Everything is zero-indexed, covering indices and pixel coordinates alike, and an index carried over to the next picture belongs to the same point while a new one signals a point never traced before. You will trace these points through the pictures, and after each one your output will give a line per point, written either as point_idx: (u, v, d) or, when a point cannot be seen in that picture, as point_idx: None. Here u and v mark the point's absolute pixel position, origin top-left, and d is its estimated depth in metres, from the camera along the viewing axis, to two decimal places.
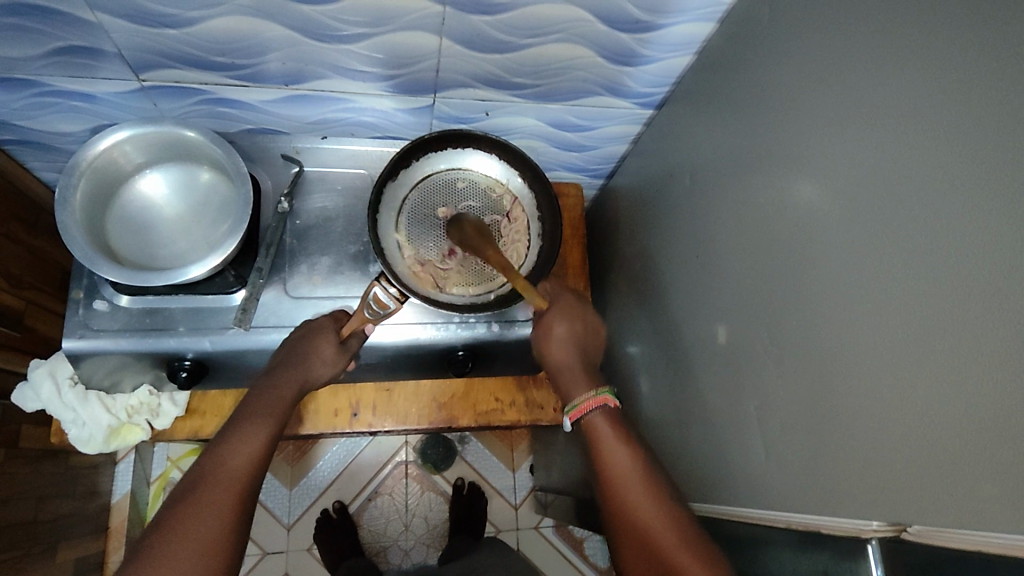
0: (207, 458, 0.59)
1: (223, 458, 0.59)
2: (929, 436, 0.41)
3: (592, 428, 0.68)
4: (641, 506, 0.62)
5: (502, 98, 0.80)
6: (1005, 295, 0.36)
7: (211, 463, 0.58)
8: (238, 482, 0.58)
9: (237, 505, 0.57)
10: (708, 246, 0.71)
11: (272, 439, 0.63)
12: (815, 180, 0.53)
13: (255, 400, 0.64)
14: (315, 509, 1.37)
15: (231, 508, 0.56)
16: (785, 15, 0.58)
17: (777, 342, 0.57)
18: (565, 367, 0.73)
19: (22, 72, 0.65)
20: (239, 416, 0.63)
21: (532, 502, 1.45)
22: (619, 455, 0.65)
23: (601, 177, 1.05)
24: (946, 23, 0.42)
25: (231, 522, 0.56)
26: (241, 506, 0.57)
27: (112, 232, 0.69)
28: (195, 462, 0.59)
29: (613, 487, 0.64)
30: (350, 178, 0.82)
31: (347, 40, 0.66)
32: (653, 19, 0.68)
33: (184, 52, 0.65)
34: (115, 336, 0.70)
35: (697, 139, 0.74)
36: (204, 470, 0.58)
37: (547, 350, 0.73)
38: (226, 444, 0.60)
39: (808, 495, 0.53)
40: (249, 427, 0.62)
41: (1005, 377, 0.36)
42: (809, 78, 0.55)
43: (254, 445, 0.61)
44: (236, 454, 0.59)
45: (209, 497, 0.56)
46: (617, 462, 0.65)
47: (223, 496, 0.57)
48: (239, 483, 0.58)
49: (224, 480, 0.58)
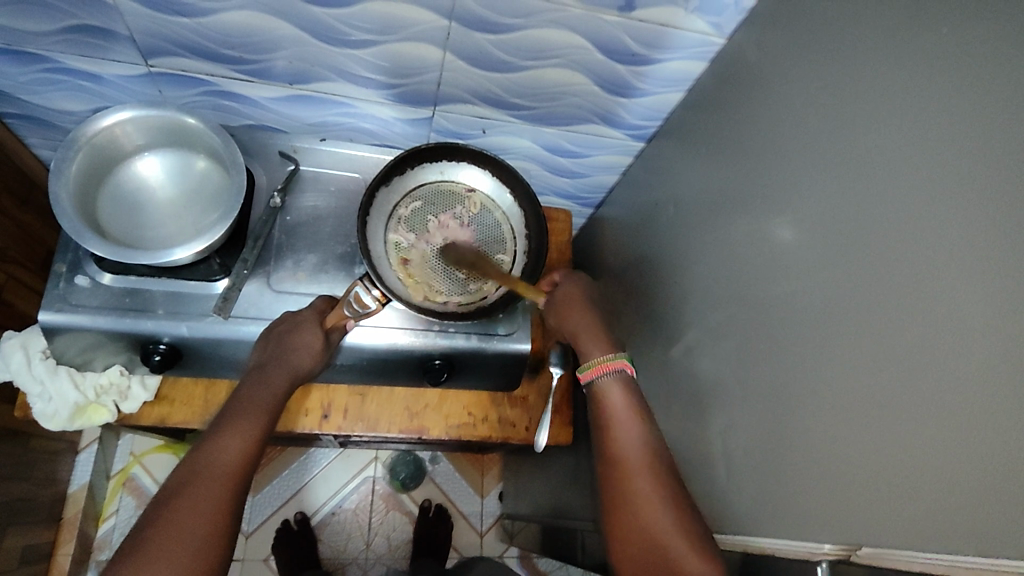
0: (199, 453, 0.57)
1: (216, 453, 0.57)
2: (887, 464, 0.42)
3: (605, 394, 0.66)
4: (638, 483, 0.60)
5: (500, 117, 0.82)
6: (965, 321, 0.38)
7: (202, 458, 0.56)
8: (232, 478, 0.56)
9: (230, 499, 0.55)
10: (687, 273, 0.72)
11: (262, 436, 0.61)
12: (791, 213, 0.55)
13: (245, 402, 0.63)
14: (276, 519, 1.34)
15: (222, 504, 0.54)
16: (771, 60, 0.61)
17: (748, 368, 0.58)
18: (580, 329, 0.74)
19: (34, 47, 0.67)
20: (225, 415, 0.61)
21: (498, 530, 1.42)
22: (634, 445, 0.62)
23: (590, 207, 1.08)
24: (917, 66, 0.44)
25: (221, 519, 0.54)
26: (233, 499, 0.55)
27: (102, 209, 0.69)
28: (184, 458, 0.57)
29: (610, 443, 0.63)
30: (344, 182, 0.83)
31: (356, 46, 0.68)
32: (649, 53, 0.71)
33: (197, 42, 0.67)
34: (93, 312, 0.70)
35: (683, 172, 0.76)
36: (195, 465, 0.56)
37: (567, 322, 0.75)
38: (218, 438, 0.58)
39: (770, 519, 0.53)
40: (241, 423, 0.60)
41: (960, 404, 0.37)
42: (790, 118, 0.57)
43: (246, 439, 0.59)
44: (228, 448, 0.58)
45: (200, 490, 0.54)
46: (619, 428, 0.64)
47: (215, 491, 0.55)
48: (230, 479, 0.56)
49: (215, 474, 0.56)
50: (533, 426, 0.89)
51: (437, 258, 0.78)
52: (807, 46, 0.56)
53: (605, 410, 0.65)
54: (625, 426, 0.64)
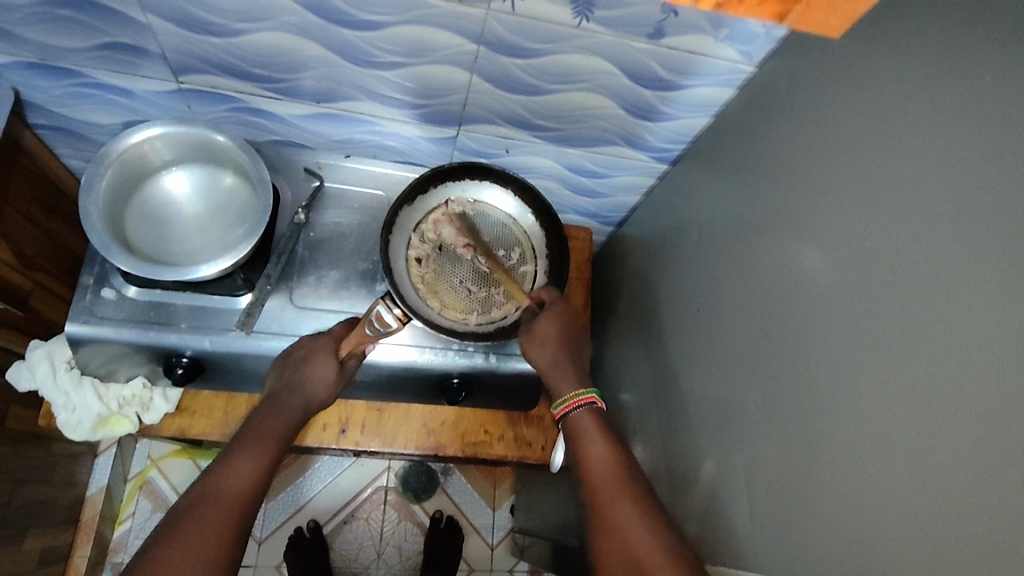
0: (208, 478, 0.55)
1: (226, 478, 0.55)
2: (911, 514, 0.41)
3: (578, 430, 0.65)
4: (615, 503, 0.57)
5: (523, 137, 0.82)
6: (995, 375, 0.37)
7: (212, 483, 0.54)
8: (239, 505, 0.54)
9: (235, 527, 0.53)
10: (709, 300, 0.72)
11: (273, 465, 0.59)
12: (817, 248, 0.54)
13: (256, 429, 0.61)
14: (289, 526, 1.35)
15: (226, 532, 0.52)
16: (800, 90, 0.61)
17: (770, 402, 0.57)
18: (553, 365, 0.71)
19: (67, 62, 0.68)
20: (237, 441, 0.59)
21: (509, 543, 1.42)
22: (602, 465, 0.61)
23: (611, 225, 1.07)
24: (948, 107, 0.44)
25: (222, 549, 0.51)
26: (237, 527, 0.53)
27: (131, 223, 0.70)
28: (193, 482, 0.55)
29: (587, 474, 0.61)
30: (368, 199, 0.84)
31: (382, 67, 0.68)
32: (675, 79, 0.71)
33: (225, 61, 0.68)
34: (118, 325, 0.71)
35: (707, 197, 0.76)
36: (203, 490, 0.54)
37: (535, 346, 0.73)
38: (230, 463, 0.56)
39: (790, 560, 0.52)
40: (252, 450, 0.58)
41: (987, 459, 0.37)
42: (818, 151, 0.57)
43: (257, 466, 0.57)
44: (238, 474, 0.56)
45: (206, 518, 0.52)
46: (597, 455, 0.62)
47: (221, 517, 0.52)
48: (237, 505, 0.54)
49: (223, 501, 0.53)
50: (549, 446, 0.89)
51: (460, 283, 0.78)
52: (837, 80, 0.56)
53: (580, 440, 0.64)
54: (601, 453, 0.62)
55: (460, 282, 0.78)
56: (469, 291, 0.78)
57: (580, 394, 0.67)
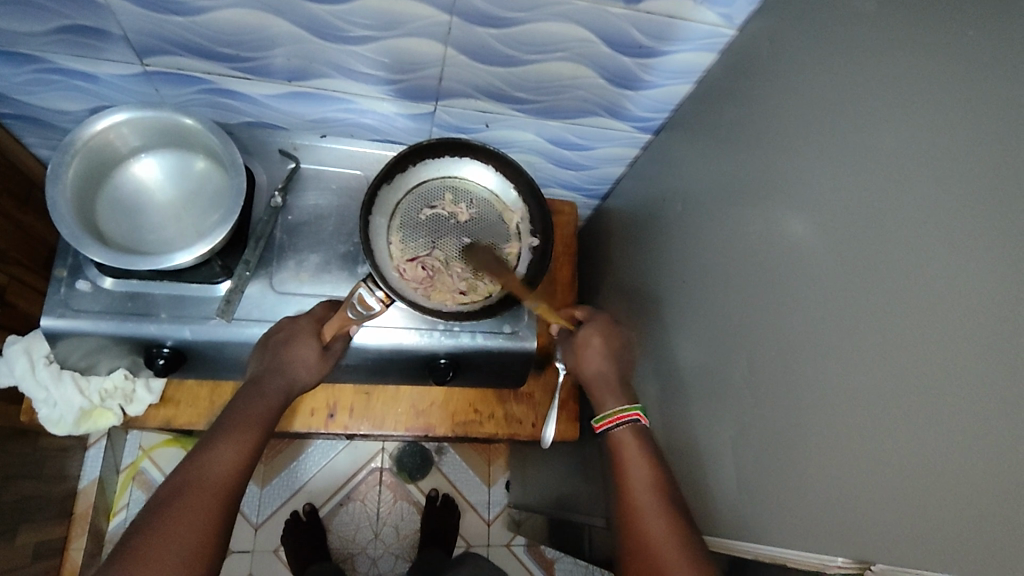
0: (190, 464, 0.54)
1: (208, 465, 0.54)
2: (899, 480, 0.41)
3: (621, 446, 0.65)
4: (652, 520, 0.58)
5: (503, 111, 0.81)
6: (980, 338, 0.36)
7: (192, 471, 0.54)
8: (222, 493, 0.53)
9: (217, 514, 0.52)
10: (695, 272, 0.71)
11: (256, 449, 0.58)
12: (802, 215, 0.53)
13: (239, 413, 0.60)
14: (286, 510, 1.35)
15: (209, 522, 0.51)
16: (782, 53, 0.59)
17: (757, 372, 0.57)
18: (601, 374, 0.73)
19: (26, 48, 0.66)
20: (220, 425, 0.58)
21: (505, 518, 1.43)
22: (642, 479, 0.62)
23: (596, 198, 1.06)
24: (932, 65, 0.43)
25: (210, 534, 0.51)
26: (220, 515, 0.53)
27: (102, 213, 0.68)
28: (174, 470, 0.54)
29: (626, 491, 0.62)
30: (346, 179, 0.82)
31: (355, 42, 0.66)
32: (656, 45, 0.69)
33: (190, 40, 0.65)
34: (95, 317, 0.70)
35: (691, 166, 0.74)
36: (184, 478, 0.53)
37: (582, 359, 0.74)
38: (211, 450, 0.56)
39: (779, 528, 0.53)
40: (234, 434, 0.57)
41: (974, 424, 0.36)
42: (801, 115, 0.55)
43: (239, 449, 0.56)
44: (220, 460, 0.55)
45: (188, 506, 0.51)
46: (636, 475, 0.62)
47: (203, 506, 0.52)
48: (219, 493, 0.53)
49: (204, 490, 0.53)
50: (539, 423, 0.89)
51: (439, 262, 0.76)
52: (819, 41, 0.54)
53: (622, 457, 0.64)
54: (640, 472, 0.63)
55: (439, 261, 0.77)
56: (449, 270, 0.77)
57: (625, 409, 0.67)
